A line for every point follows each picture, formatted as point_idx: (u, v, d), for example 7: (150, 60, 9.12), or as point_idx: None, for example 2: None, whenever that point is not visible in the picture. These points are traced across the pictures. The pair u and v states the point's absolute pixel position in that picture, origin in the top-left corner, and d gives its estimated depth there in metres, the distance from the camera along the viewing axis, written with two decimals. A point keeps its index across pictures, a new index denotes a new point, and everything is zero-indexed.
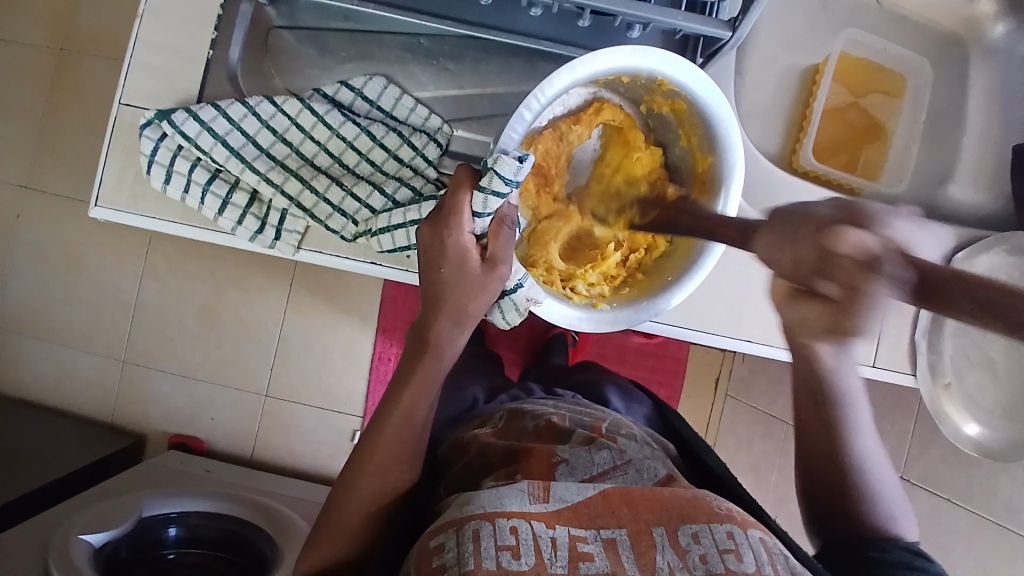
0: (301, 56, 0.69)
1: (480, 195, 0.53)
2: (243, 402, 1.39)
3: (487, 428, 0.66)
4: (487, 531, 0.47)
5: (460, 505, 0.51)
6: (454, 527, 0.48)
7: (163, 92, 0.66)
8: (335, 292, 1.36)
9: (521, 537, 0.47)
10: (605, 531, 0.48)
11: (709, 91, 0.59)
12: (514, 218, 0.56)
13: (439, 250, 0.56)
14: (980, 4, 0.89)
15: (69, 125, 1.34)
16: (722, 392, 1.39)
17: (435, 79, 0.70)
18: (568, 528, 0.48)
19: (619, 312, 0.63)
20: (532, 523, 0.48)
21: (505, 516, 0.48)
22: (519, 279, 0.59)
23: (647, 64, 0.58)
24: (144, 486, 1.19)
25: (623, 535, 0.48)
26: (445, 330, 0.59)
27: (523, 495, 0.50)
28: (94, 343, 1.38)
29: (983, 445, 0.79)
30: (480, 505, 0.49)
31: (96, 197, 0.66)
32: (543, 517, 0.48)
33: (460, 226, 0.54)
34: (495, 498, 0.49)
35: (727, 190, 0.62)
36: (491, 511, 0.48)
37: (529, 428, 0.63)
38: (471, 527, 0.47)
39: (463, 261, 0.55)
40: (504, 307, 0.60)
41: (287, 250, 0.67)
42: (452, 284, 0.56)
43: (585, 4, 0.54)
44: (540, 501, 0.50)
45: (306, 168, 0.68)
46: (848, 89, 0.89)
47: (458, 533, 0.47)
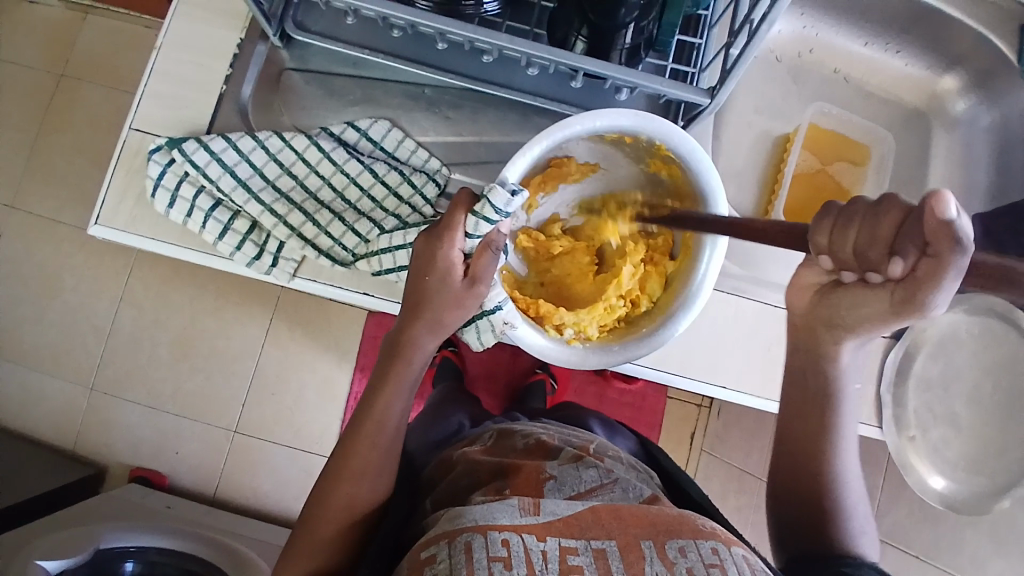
0: (309, 96, 0.73)
1: (472, 218, 0.55)
2: (211, 435, 1.36)
3: (476, 446, 0.67)
4: (479, 543, 0.49)
5: (451, 518, 0.53)
6: (446, 539, 0.50)
7: (173, 120, 0.69)
8: (315, 326, 1.37)
9: (512, 549, 0.48)
10: (595, 542, 0.50)
11: (700, 158, 0.62)
12: (502, 245, 0.58)
13: (428, 261, 0.57)
14: (943, 81, 0.97)
15: (60, 148, 1.36)
16: (697, 448, 1.39)
17: (437, 126, 0.74)
18: (558, 540, 0.50)
19: (589, 353, 0.65)
20: (523, 536, 0.50)
21: (496, 529, 0.50)
22: (498, 302, 0.63)
23: (645, 128, 0.61)
24: (102, 517, 1.15)
25: (612, 546, 0.50)
26: (419, 335, 0.60)
27: (514, 508, 0.53)
28: (61, 367, 1.36)
29: (947, 497, 0.83)
30: (472, 518, 0.51)
31: (96, 215, 0.67)
32: (534, 529, 0.51)
33: (451, 242, 0.56)
34: (487, 512, 0.52)
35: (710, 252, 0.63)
36: (483, 524, 0.50)
37: (519, 445, 0.65)
38: (462, 540, 0.49)
39: (448, 274, 0.57)
40: (482, 327, 0.65)
41: (282, 276, 0.69)
42: (430, 294, 0.58)
43: (578, 67, 0.58)
44: (532, 515, 0.52)
45: (310, 201, 0.70)
46: (817, 156, 0.95)
47: (450, 546, 0.50)
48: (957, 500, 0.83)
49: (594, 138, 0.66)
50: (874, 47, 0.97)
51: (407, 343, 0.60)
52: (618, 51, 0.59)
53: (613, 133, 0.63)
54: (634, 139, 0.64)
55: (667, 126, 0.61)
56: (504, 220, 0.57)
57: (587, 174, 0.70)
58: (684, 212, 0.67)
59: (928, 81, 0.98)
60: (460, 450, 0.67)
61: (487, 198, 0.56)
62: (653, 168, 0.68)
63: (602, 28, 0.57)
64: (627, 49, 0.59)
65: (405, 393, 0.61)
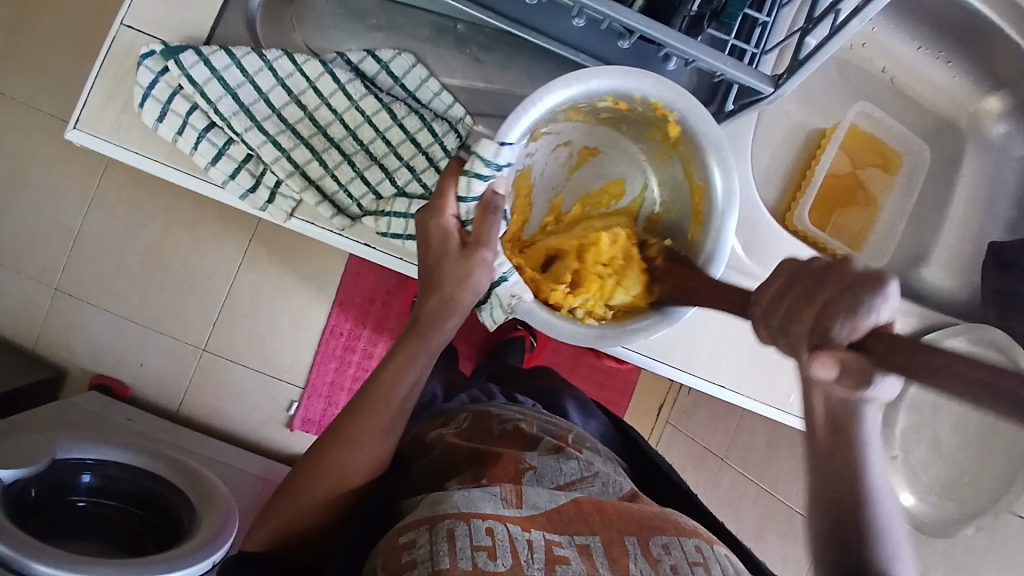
0: (326, 14, 0.65)
1: (464, 177, 0.55)
2: (178, 351, 1.32)
3: (450, 429, 0.64)
4: (462, 530, 0.46)
5: (433, 504, 0.50)
6: (427, 525, 0.48)
7: (172, 19, 0.61)
8: (298, 257, 1.31)
9: (497, 538, 0.47)
10: (579, 537, 0.49)
11: (704, 120, 0.58)
12: (501, 206, 0.56)
13: (428, 235, 0.57)
14: (984, 101, 0.93)
15: (38, 26, 1.24)
16: (663, 419, 1.38)
17: (465, 68, 0.67)
18: (543, 532, 0.48)
19: (605, 329, 0.59)
20: (507, 526, 0.48)
21: (481, 517, 0.48)
22: (503, 271, 0.58)
23: (637, 88, 0.57)
24: (59, 424, 1.11)
25: (596, 541, 0.48)
26: (433, 312, 0.58)
27: (496, 498, 0.50)
28: (23, 262, 1.29)
29: (917, 518, 0.84)
30: (454, 505, 0.49)
31: (77, 117, 0.60)
32: (518, 520, 0.49)
33: (444, 209, 0.57)
34: (470, 500, 0.49)
35: (723, 222, 0.60)
36: (466, 511, 0.48)
37: (495, 430, 0.61)
38: (444, 527, 0.47)
39: (443, 239, 0.56)
40: (492, 302, 0.60)
41: (278, 215, 0.63)
42: (436, 268, 0.57)
43: (632, 28, 0.52)
44: (514, 506, 0.50)
45: (318, 137, 0.64)
46: (851, 159, 0.91)
47: (431, 532, 0.47)
48: (924, 523, 0.83)
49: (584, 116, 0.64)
50: (926, 52, 0.91)
51: (428, 322, 0.59)
52: (680, 18, 0.55)
53: (603, 98, 0.59)
54: (628, 104, 0.60)
55: (660, 80, 0.57)
56: (499, 175, 0.55)
57: (585, 159, 0.70)
58: (691, 176, 0.63)
59: (969, 99, 0.94)
60: (434, 431, 0.64)
61: (476, 153, 0.54)
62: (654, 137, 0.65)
63: None
64: (691, 16, 0.55)
65: (421, 364, 0.60)
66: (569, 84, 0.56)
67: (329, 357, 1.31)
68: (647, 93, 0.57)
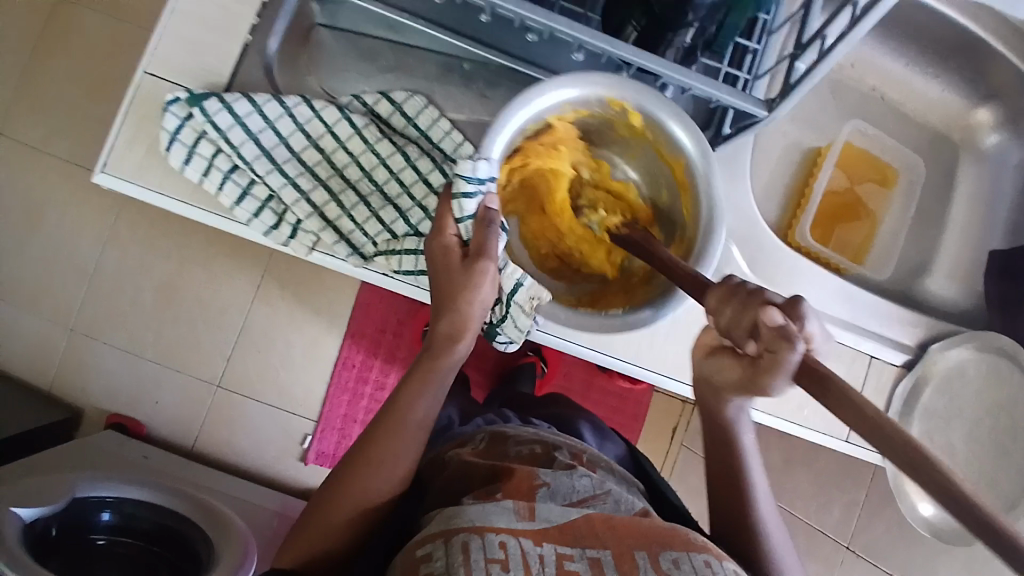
0: (337, 55, 0.70)
1: (455, 201, 0.57)
2: (193, 388, 1.33)
3: (468, 449, 0.64)
4: (476, 544, 0.47)
5: (446, 517, 0.51)
6: (442, 538, 0.49)
7: (194, 67, 0.65)
8: (308, 289, 1.33)
9: (510, 552, 0.48)
10: (590, 551, 0.50)
11: (660, 102, 0.60)
12: (496, 220, 0.57)
13: (434, 256, 0.60)
14: (977, 113, 0.96)
15: (54, 75, 1.30)
16: (677, 441, 1.40)
17: (472, 103, 0.70)
18: (554, 547, 0.49)
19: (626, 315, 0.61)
20: (520, 540, 0.49)
21: (494, 531, 0.49)
22: (517, 279, 0.62)
23: (587, 89, 0.59)
24: (78, 464, 1.12)
25: (607, 556, 0.49)
26: (444, 330, 0.59)
27: (510, 512, 0.51)
28: (40, 304, 1.32)
29: (935, 526, 0.83)
30: (468, 518, 0.50)
31: (103, 161, 0.63)
32: (531, 534, 0.50)
33: (445, 227, 0.59)
34: (484, 513, 0.50)
35: (708, 191, 0.61)
36: (479, 525, 0.49)
37: (513, 452, 0.63)
38: (460, 540, 0.48)
39: (448, 256, 0.58)
40: (514, 313, 0.64)
41: (301, 249, 0.66)
42: (448, 285, 0.58)
43: (630, 60, 0.54)
44: (527, 519, 0.51)
45: (335, 178, 0.66)
46: (847, 175, 0.93)
47: (446, 545, 0.48)
48: (943, 530, 0.83)
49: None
50: (914, 69, 0.94)
51: (441, 342, 0.60)
52: (674, 49, 0.56)
53: (563, 108, 0.61)
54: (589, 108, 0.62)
55: (612, 79, 0.59)
56: (489, 192, 0.57)
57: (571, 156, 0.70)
58: (667, 157, 0.64)
59: (961, 111, 0.96)
60: (452, 450, 0.65)
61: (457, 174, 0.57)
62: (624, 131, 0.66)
63: (662, 23, 0.53)
64: (685, 48, 0.56)
65: (436, 390, 0.60)
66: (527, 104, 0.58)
67: (342, 389, 1.32)
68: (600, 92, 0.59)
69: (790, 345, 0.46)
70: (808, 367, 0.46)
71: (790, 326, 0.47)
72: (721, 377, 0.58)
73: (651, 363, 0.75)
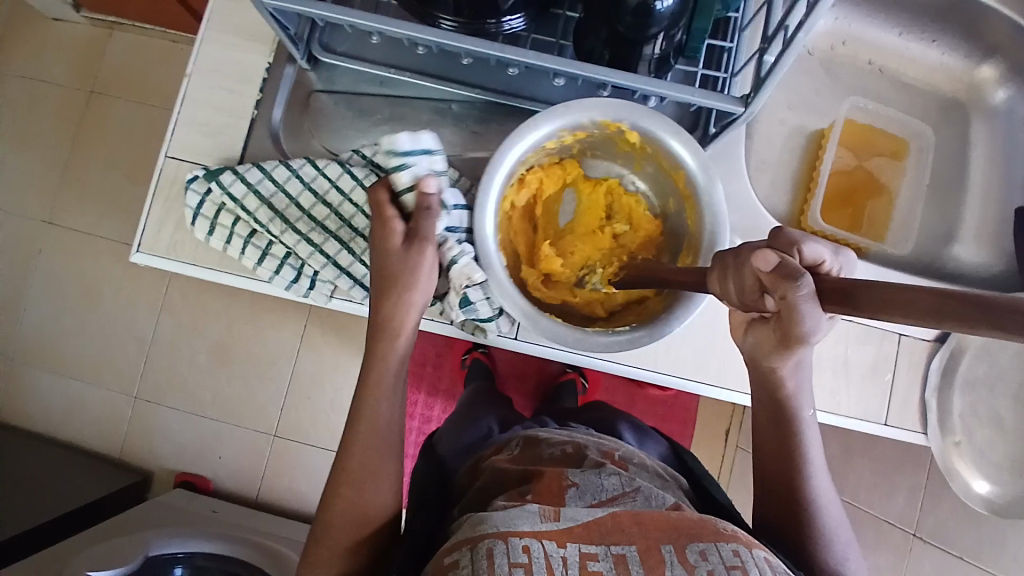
0: (337, 117, 0.73)
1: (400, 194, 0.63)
2: (251, 440, 1.39)
3: (504, 455, 0.67)
4: (500, 548, 0.50)
5: (474, 525, 0.53)
6: (468, 545, 0.51)
7: (208, 145, 0.71)
8: (347, 331, 1.38)
9: (533, 555, 0.49)
10: (615, 548, 0.51)
11: (653, 117, 0.62)
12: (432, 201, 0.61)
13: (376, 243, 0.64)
14: (981, 70, 0.93)
15: (93, 163, 1.40)
16: (732, 443, 1.37)
17: (464, 140, 0.73)
18: (578, 546, 0.51)
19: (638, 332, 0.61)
20: (543, 542, 0.50)
21: (518, 535, 0.51)
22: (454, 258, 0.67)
23: (583, 113, 0.62)
24: (150, 524, 1.18)
25: (632, 552, 0.50)
26: (389, 301, 0.63)
27: (534, 515, 0.52)
28: (105, 377, 1.41)
29: (992, 502, 0.81)
30: (493, 525, 0.52)
31: (138, 242, 0.70)
32: (554, 535, 0.51)
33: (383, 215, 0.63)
34: (508, 518, 0.52)
35: (711, 198, 0.62)
36: (504, 530, 0.51)
37: (545, 455, 0.65)
38: (484, 546, 0.50)
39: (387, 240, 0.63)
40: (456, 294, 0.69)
41: (320, 298, 0.71)
42: (392, 266, 0.63)
43: (606, 80, 0.56)
44: (552, 521, 0.52)
45: (345, 228, 0.70)
46: (854, 153, 0.93)
47: (472, 551, 0.50)
48: (1001, 506, 0.81)
49: (557, 151, 0.69)
50: (909, 37, 0.93)
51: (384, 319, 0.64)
52: (645, 62, 0.58)
53: (563, 131, 0.63)
54: (587, 130, 0.65)
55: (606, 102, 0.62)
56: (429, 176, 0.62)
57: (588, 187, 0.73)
58: (668, 168, 0.66)
59: (967, 71, 0.94)
60: (488, 457, 0.68)
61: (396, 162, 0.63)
62: (624, 146, 0.68)
63: (626, 40, 0.55)
64: (656, 59, 0.58)
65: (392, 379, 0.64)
66: (537, 124, 0.61)
67: None
68: (595, 112, 0.62)
69: (794, 282, 0.41)
70: (827, 289, 0.41)
71: (789, 262, 0.43)
72: (761, 349, 0.59)
73: (669, 367, 0.75)
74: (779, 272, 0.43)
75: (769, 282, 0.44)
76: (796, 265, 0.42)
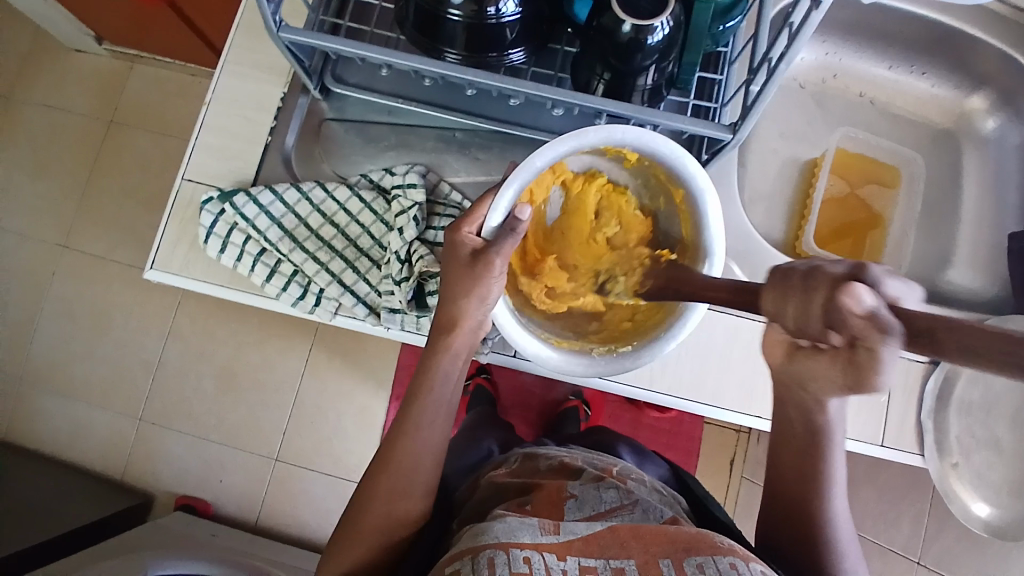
0: (347, 144, 0.76)
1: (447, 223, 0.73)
2: (253, 464, 1.40)
3: (502, 469, 0.69)
4: (501, 559, 0.50)
5: (474, 535, 0.54)
6: (470, 555, 0.51)
7: (223, 170, 0.74)
8: (352, 356, 1.40)
9: (534, 566, 0.50)
10: (614, 562, 0.51)
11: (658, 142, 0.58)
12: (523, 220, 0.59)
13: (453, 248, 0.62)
14: (971, 101, 0.96)
15: (111, 189, 1.45)
16: (737, 474, 1.36)
17: (467, 166, 0.76)
18: (577, 561, 0.52)
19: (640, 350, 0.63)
20: (543, 555, 0.51)
21: (519, 546, 0.51)
22: None
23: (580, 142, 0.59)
24: (150, 545, 1.18)
25: (631, 565, 0.51)
26: (470, 307, 0.63)
27: (534, 528, 0.54)
28: (111, 400, 1.43)
29: (992, 525, 0.81)
30: (494, 535, 0.52)
31: (153, 260, 0.72)
32: (554, 548, 0.52)
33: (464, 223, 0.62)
34: (508, 530, 0.53)
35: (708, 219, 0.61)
36: (504, 541, 0.51)
37: (542, 467, 0.68)
38: (486, 555, 0.50)
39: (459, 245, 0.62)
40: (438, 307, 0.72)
41: (325, 315, 0.73)
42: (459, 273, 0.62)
43: (601, 110, 0.59)
44: (552, 534, 0.54)
45: (350, 249, 0.73)
46: (846, 180, 0.96)
47: (474, 561, 0.50)
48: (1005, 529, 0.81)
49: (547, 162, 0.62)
50: (898, 70, 0.97)
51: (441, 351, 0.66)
52: (638, 93, 0.60)
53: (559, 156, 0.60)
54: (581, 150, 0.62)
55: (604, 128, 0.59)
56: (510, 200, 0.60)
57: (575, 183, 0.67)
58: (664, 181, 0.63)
59: (955, 101, 0.97)
60: (487, 472, 0.70)
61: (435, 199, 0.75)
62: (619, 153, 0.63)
63: (620, 73, 0.58)
64: (649, 89, 0.60)
65: (432, 414, 0.64)
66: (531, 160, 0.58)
67: None
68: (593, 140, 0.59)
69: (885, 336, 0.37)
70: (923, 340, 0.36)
71: (884, 312, 0.36)
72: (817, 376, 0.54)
73: (666, 388, 0.77)
74: (870, 318, 0.37)
75: (850, 325, 0.37)
76: (890, 320, 0.36)
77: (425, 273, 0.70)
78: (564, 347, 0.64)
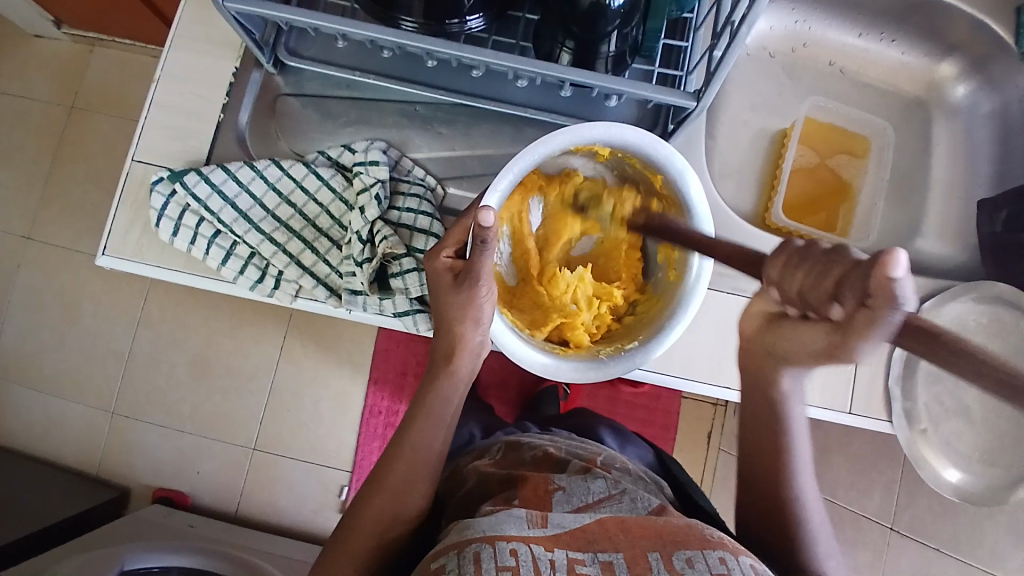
0: (304, 121, 0.73)
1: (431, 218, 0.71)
2: (231, 454, 1.38)
3: (485, 460, 0.69)
4: (487, 553, 0.49)
5: (460, 531, 0.53)
6: (456, 550, 0.51)
7: (176, 151, 0.71)
8: (328, 341, 1.38)
9: (521, 558, 0.49)
10: (602, 555, 0.50)
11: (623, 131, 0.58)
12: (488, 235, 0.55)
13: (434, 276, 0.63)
14: (941, 68, 0.96)
15: (72, 176, 1.39)
16: (714, 447, 1.37)
17: (430, 142, 0.74)
18: (565, 552, 0.50)
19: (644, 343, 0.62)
20: (531, 547, 0.50)
21: (505, 539, 0.50)
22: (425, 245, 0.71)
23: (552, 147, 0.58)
24: (128, 537, 1.16)
25: (619, 558, 0.50)
26: (467, 331, 0.63)
27: (522, 520, 0.53)
28: (83, 392, 1.39)
29: (963, 490, 0.82)
30: (480, 530, 0.52)
31: (104, 245, 0.70)
32: (541, 541, 0.51)
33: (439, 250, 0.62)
34: (495, 524, 0.52)
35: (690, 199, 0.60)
36: (491, 535, 0.51)
37: (526, 457, 0.67)
38: (472, 550, 0.50)
39: (441, 276, 0.62)
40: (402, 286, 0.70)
41: (285, 298, 0.71)
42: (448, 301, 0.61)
43: (564, 79, 0.57)
44: (539, 527, 0.53)
45: (309, 228, 0.71)
46: (815, 151, 0.96)
47: (459, 556, 0.50)
48: (969, 492, 0.82)
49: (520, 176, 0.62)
50: (868, 38, 0.96)
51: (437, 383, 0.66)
52: (603, 60, 0.59)
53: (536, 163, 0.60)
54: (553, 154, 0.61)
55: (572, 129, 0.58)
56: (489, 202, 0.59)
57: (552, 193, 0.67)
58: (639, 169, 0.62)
59: (926, 69, 0.97)
60: (469, 464, 0.69)
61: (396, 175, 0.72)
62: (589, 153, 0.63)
63: (584, 40, 0.56)
64: (612, 57, 0.58)
65: (435, 426, 0.65)
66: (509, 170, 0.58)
67: (372, 436, 1.36)
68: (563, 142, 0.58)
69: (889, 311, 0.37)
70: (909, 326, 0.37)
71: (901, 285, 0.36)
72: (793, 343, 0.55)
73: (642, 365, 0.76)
74: (889, 284, 0.36)
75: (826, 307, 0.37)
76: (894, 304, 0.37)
77: (390, 254, 0.69)
78: (571, 357, 0.62)
